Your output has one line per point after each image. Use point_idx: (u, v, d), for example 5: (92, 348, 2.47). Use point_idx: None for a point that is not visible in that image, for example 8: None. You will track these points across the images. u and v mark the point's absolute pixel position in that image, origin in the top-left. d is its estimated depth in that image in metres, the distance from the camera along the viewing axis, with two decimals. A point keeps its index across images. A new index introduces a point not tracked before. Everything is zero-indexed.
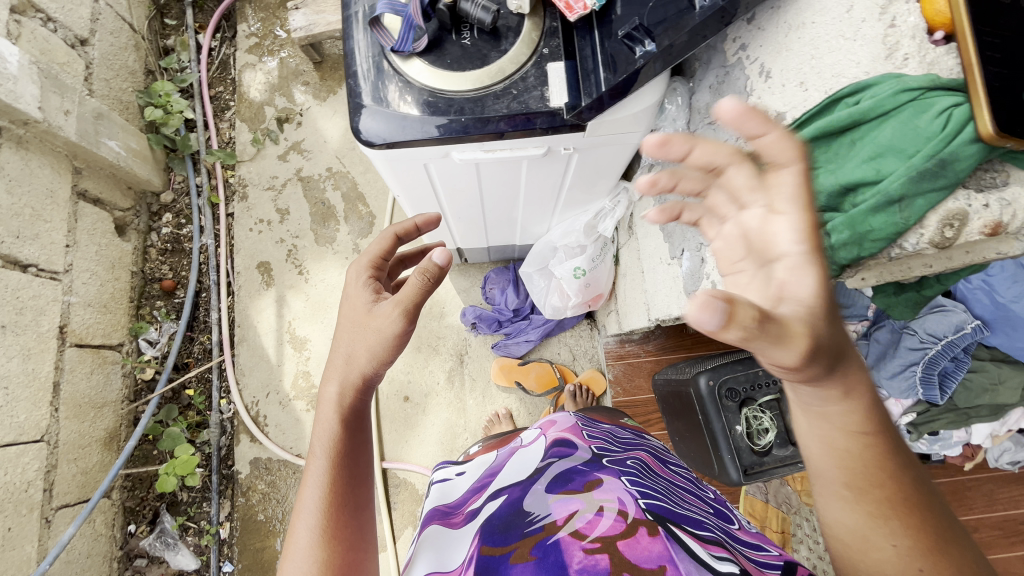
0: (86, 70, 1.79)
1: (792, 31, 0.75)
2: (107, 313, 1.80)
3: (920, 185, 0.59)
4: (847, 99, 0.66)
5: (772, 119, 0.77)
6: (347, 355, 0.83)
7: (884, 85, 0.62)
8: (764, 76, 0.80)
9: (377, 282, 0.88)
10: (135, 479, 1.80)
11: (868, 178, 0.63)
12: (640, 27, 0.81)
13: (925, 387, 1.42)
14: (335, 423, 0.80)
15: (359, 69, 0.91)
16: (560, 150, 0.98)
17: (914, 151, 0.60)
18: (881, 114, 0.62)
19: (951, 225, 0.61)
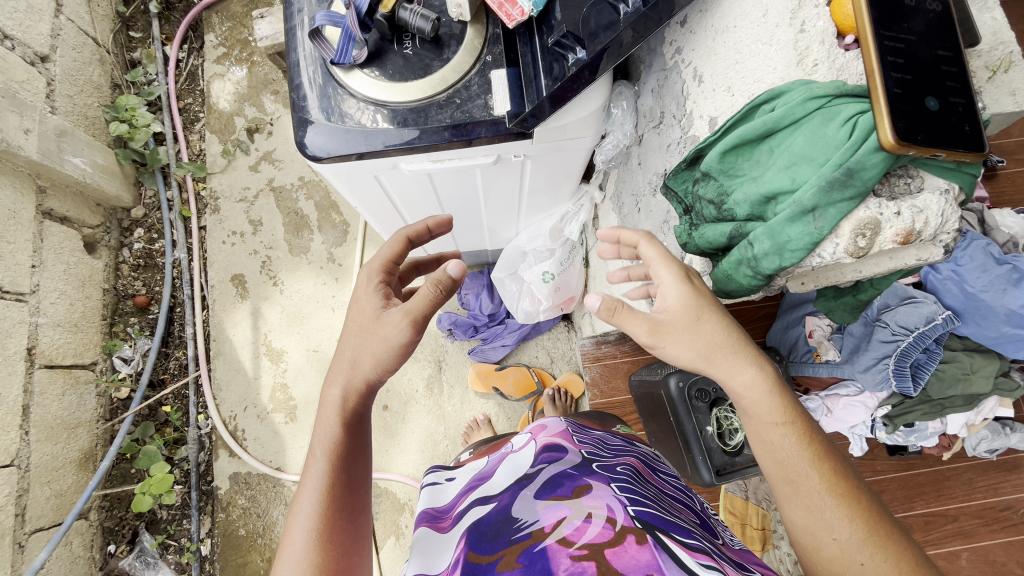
0: (48, 87, 1.76)
1: (718, 37, 0.74)
2: (78, 332, 1.78)
3: (830, 196, 0.59)
4: (765, 106, 0.65)
5: (704, 128, 0.77)
6: (353, 358, 0.81)
7: (794, 93, 0.62)
8: (697, 81, 0.79)
9: (387, 287, 0.85)
10: (112, 499, 1.79)
11: (785, 187, 0.63)
12: (568, 34, 0.79)
13: (898, 379, 1.40)
14: (336, 427, 0.79)
15: (302, 80, 0.89)
16: (510, 158, 0.97)
17: (824, 160, 0.60)
18: (794, 121, 0.62)
19: (864, 234, 0.62)
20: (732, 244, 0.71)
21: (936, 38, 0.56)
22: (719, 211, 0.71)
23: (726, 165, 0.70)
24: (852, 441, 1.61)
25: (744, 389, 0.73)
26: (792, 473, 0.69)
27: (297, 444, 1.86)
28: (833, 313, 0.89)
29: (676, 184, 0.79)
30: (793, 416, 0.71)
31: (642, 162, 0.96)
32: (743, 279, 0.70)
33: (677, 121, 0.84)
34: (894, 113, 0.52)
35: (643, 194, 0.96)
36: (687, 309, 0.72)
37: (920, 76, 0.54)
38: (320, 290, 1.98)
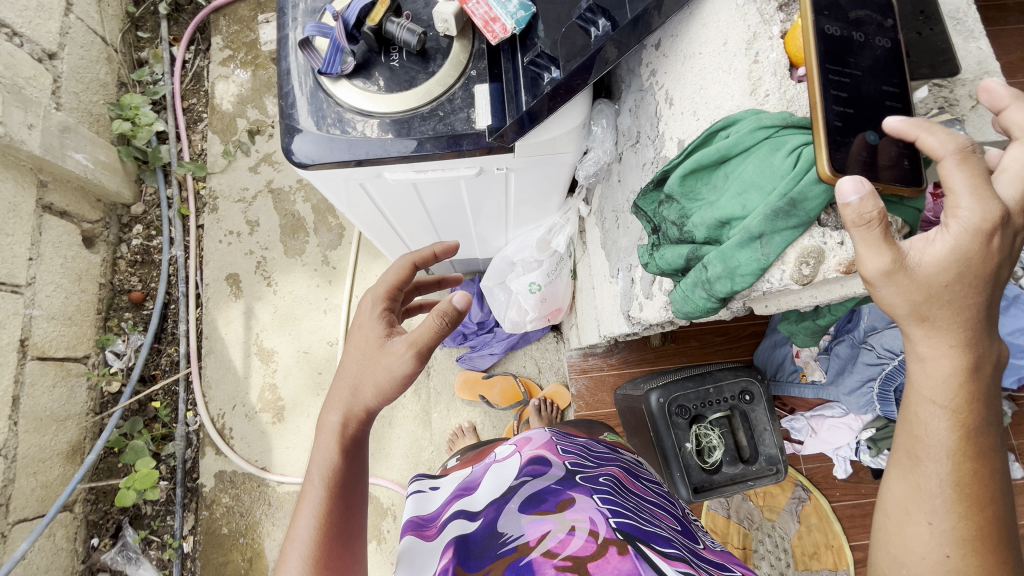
0: (54, 83, 1.80)
1: (687, 61, 0.76)
2: (72, 325, 1.80)
3: (775, 224, 0.60)
4: (721, 133, 0.66)
5: (674, 148, 0.78)
6: (353, 386, 0.85)
7: (744, 122, 0.63)
8: (667, 102, 0.80)
9: (390, 315, 0.91)
10: (98, 492, 1.80)
11: (736, 214, 0.64)
12: (542, 54, 0.81)
13: (882, 403, 1.40)
14: (335, 453, 0.83)
15: (292, 88, 0.91)
16: (492, 170, 0.98)
17: (771, 188, 0.61)
18: (744, 150, 0.63)
19: (806, 263, 0.62)
20: (689, 265, 0.71)
21: (883, 73, 0.58)
22: (681, 232, 0.72)
23: (686, 189, 0.71)
24: (836, 463, 1.59)
25: (916, 355, 0.60)
26: (918, 449, 0.61)
27: (283, 444, 1.87)
28: (795, 336, 0.96)
29: (646, 204, 0.80)
30: (967, 405, 0.58)
31: (622, 179, 0.97)
32: (699, 301, 0.70)
33: (650, 141, 0.85)
34: (832, 149, 0.54)
35: (622, 210, 0.96)
36: (948, 270, 0.54)
37: (864, 112, 0.56)
38: (313, 292, 2.00)
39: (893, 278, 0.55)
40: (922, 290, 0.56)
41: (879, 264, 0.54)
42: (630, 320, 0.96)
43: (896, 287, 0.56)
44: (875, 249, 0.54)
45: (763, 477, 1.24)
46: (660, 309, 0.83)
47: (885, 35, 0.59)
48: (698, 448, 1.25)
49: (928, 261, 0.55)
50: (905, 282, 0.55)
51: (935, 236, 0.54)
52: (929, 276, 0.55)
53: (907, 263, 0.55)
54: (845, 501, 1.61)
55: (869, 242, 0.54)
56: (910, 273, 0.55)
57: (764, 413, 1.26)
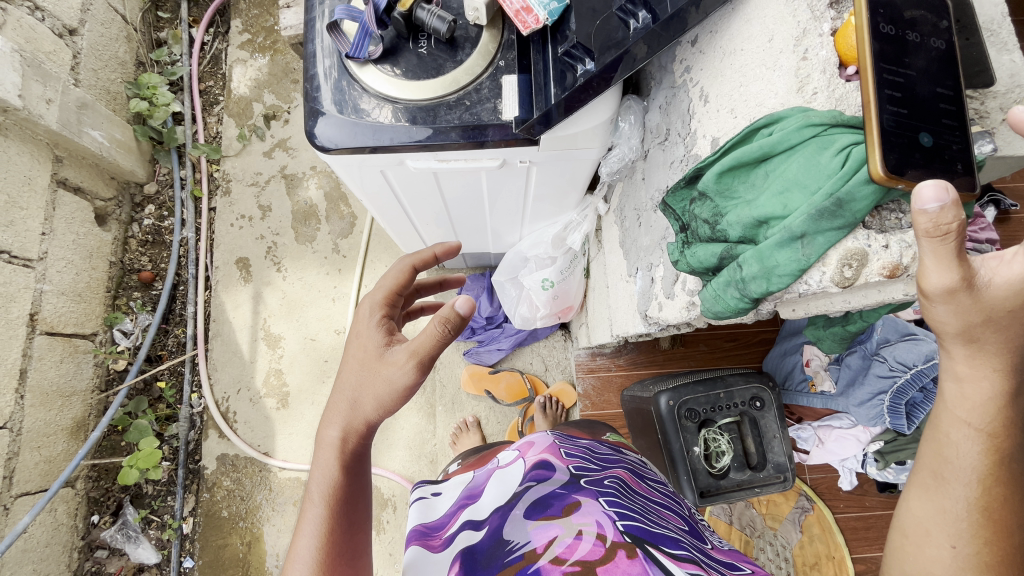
0: (73, 59, 1.79)
1: (726, 58, 0.74)
2: (81, 302, 1.80)
3: (818, 224, 0.59)
4: (764, 130, 0.66)
5: (706, 147, 0.77)
6: (353, 398, 0.87)
7: (790, 120, 0.62)
8: (702, 101, 0.79)
9: (389, 322, 0.92)
10: (100, 469, 1.80)
11: (776, 213, 0.63)
12: (578, 45, 0.80)
13: (891, 416, 1.39)
14: (335, 470, 0.85)
15: (318, 71, 0.91)
16: (515, 163, 0.97)
17: (816, 188, 0.60)
18: (788, 148, 0.62)
19: (850, 265, 0.62)
20: (722, 263, 0.70)
21: (935, 75, 0.57)
22: (713, 231, 0.72)
23: (722, 186, 0.70)
24: (842, 474, 1.58)
25: (953, 377, 0.64)
26: (946, 470, 0.65)
27: (287, 430, 1.87)
28: (822, 341, 0.97)
29: (675, 202, 0.79)
30: (999, 429, 0.62)
31: (646, 177, 0.96)
32: (730, 301, 0.70)
33: (681, 139, 0.84)
34: (886, 147, 0.52)
35: (646, 208, 0.95)
36: (1010, 296, 0.57)
37: (916, 113, 0.55)
38: (323, 280, 1.99)
39: (955, 296, 0.57)
40: (979, 311, 0.58)
41: (945, 281, 0.56)
42: (647, 320, 0.96)
43: (955, 304, 0.57)
44: (942, 266, 0.55)
45: (771, 484, 1.23)
46: (681, 309, 0.82)
47: (938, 37, 0.57)
48: (706, 453, 1.24)
49: (996, 282, 0.57)
50: (966, 300, 0.57)
51: (1010, 258, 0.56)
52: (990, 299, 0.57)
53: (977, 281, 0.56)
54: (849, 513, 1.61)
55: (937, 260, 0.55)
56: (975, 293, 0.57)
57: (773, 420, 1.25)
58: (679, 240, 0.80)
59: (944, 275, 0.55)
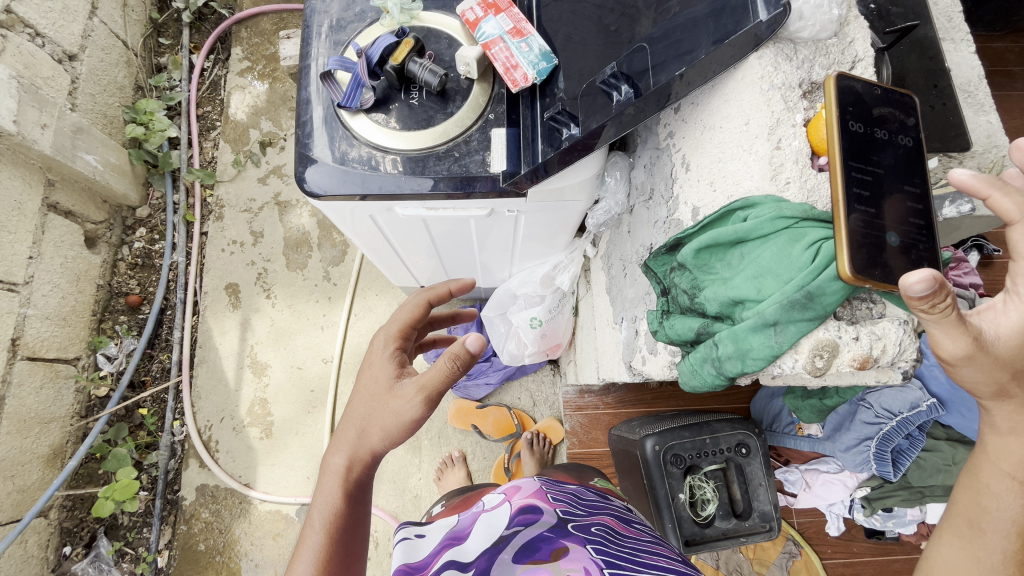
0: (71, 84, 1.81)
1: (706, 132, 0.77)
2: (66, 326, 1.78)
3: (791, 314, 0.61)
4: (739, 213, 0.68)
5: (687, 214, 0.79)
6: (361, 426, 0.86)
7: (765, 208, 0.65)
8: (684, 168, 0.81)
9: (402, 354, 0.92)
10: (75, 498, 1.75)
11: (750, 296, 0.65)
12: (563, 111, 0.82)
13: (878, 462, 1.38)
14: (338, 498, 0.84)
15: (310, 118, 0.92)
16: (503, 212, 0.98)
17: (788, 278, 0.62)
18: (762, 235, 0.64)
19: (820, 356, 0.65)
20: (699, 339, 0.71)
21: (903, 174, 0.60)
22: (691, 301, 0.72)
23: (700, 261, 0.71)
24: (828, 519, 1.57)
25: (1001, 428, 0.68)
26: (982, 521, 0.70)
27: (269, 461, 1.83)
28: (801, 410, 1.05)
29: (657, 265, 0.80)
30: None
31: (632, 231, 0.97)
32: (707, 377, 0.70)
33: (664, 202, 0.86)
34: (852, 250, 0.55)
35: (631, 262, 0.96)
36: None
37: (888, 213, 0.58)
38: (312, 308, 1.98)
39: (976, 355, 0.60)
40: (1001, 364, 0.61)
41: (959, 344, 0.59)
42: (631, 371, 0.96)
43: (979, 364, 0.60)
44: (953, 332, 0.58)
45: (756, 534, 1.22)
46: (664, 367, 0.83)
47: (906, 134, 0.61)
48: (691, 500, 1.23)
49: (1004, 332, 0.60)
50: (984, 358, 0.60)
51: (1006, 305, 0.60)
52: (1007, 347, 0.60)
53: (987, 339, 0.60)
54: (836, 559, 1.58)
55: (946, 328, 0.58)
56: (992, 348, 0.60)
57: (759, 468, 1.24)
58: (659, 310, 0.80)
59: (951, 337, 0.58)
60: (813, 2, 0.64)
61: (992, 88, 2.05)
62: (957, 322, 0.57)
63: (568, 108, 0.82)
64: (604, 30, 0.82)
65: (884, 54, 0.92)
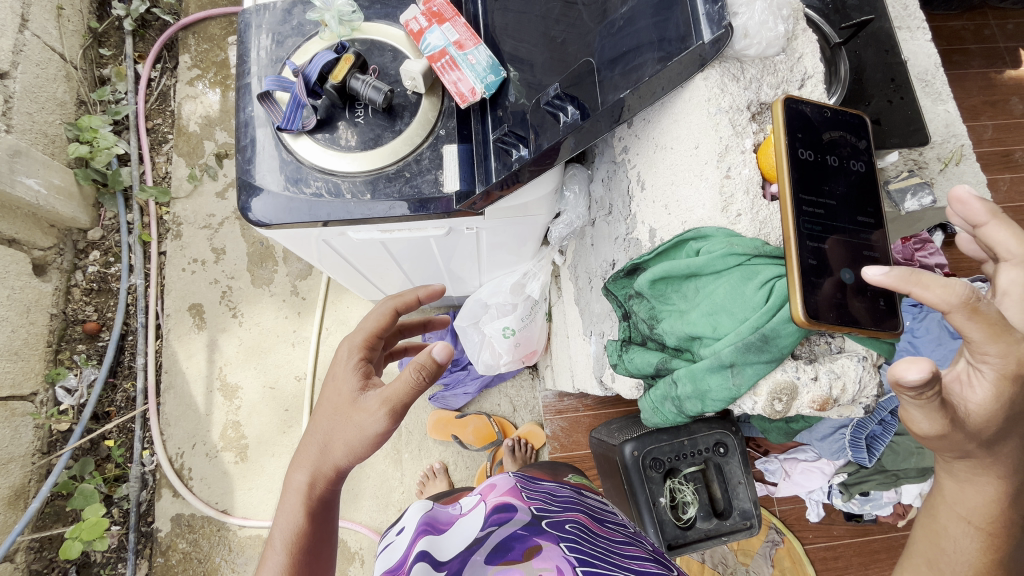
0: (4, 104, 1.70)
1: (660, 149, 0.77)
2: (18, 361, 1.69)
3: (747, 356, 0.63)
4: (692, 242, 0.70)
5: (647, 234, 0.80)
6: (323, 442, 0.82)
7: (716, 241, 0.66)
8: (641, 186, 0.82)
9: (367, 365, 0.86)
10: (43, 539, 1.68)
11: (707, 333, 0.66)
12: (511, 132, 0.79)
13: (853, 449, 1.38)
14: (300, 516, 0.80)
15: (252, 143, 0.87)
16: (461, 230, 0.95)
17: (742, 318, 0.64)
18: (715, 271, 0.66)
19: (779, 398, 0.67)
20: (657, 372, 0.74)
21: (855, 200, 0.62)
22: (652, 330, 0.74)
23: (657, 291, 0.73)
24: (809, 506, 1.60)
25: (958, 478, 0.69)
26: (940, 560, 0.71)
27: (246, 486, 1.78)
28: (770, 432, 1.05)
29: (616, 289, 0.80)
30: (998, 529, 0.67)
31: (595, 244, 0.97)
32: (669, 413, 0.73)
33: (623, 218, 0.87)
34: (806, 292, 0.56)
35: (596, 276, 0.95)
36: (993, 412, 0.60)
37: (842, 251, 0.59)
38: (281, 324, 1.93)
39: (950, 433, 0.61)
40: (972, 435, 0.62)
41: (930, 426, 0.60)
42: (603, 385, 0.98)
43: (952, 441, 0.62)
44: (926, 413, 0.59)
45: (738, 531, 1.21)
46: (630, 389, 0.87)
47: (857, 158, 0.62)
48: (672, 503, 1.23)
49: (972, 408, 0.61)
50: (957, 434, 0.61)
51: (973, 380, 0.60)
52: (979, 420, 0.61)
53: (959, 418, 0.61)
54: (818, 544, 1.61)
55: (917, 409, 0.59)
56: (964, 423, 0.61)
57: (738, 465, 1.24)
58: (620, 339, 0.82)
59: (920, 416, 0.60)
60: (757, 19, 0.65)
61: (949, 66, 2.06)
62: (926, 407, 0.58)
63: (515, 129, 0.79)
64: (551, 43, 0.78)
65: (841, 50, 0.91)
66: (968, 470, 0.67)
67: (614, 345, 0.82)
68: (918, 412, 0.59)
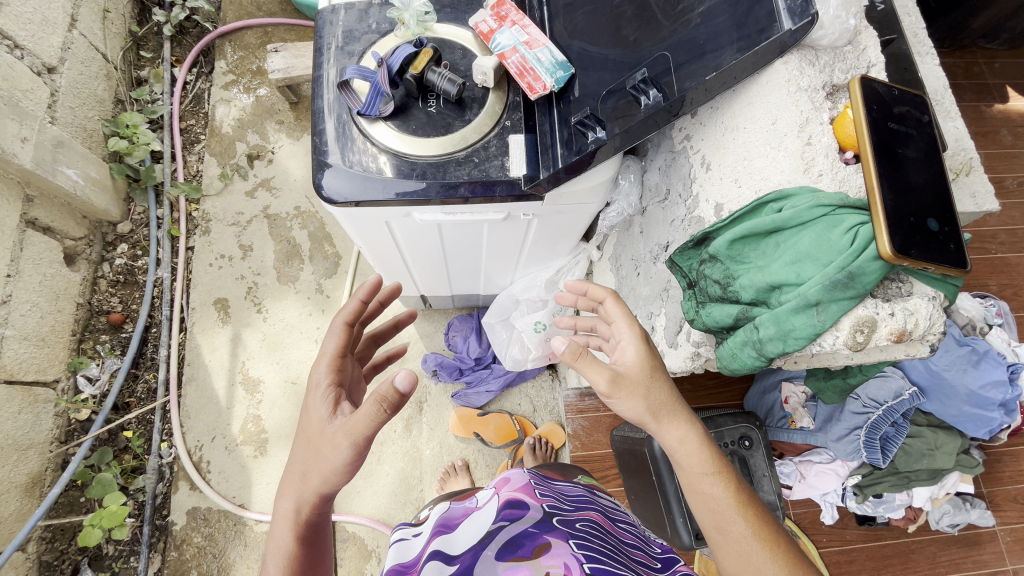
0: (51, 97, 1.76)
1: (728, 132, 0.85)
2: (45, 347, 1.70)
3: (833, 293, 0.69)
4: (771, 205, 0.77)
5: (709, 213, 0.87)
6: (302, 472, 0.83)
7: (801, 198, 0.73)
8: (705, 167, 0.90)
9: (337, 391, 0.85)
10: (55, 529, 1.66)
11: (790, 280, 0.73)
12: (590, 115, 0.86)
13: (868, 449, 1.45)
14: (291, 542, 0.82)
15: (325, 128, 0.93)
16: (519, 216, 1.01)
17: (827, 261, 0.70)
18: (800, 223, 0.73)
19: (862, 331, 0.72)
20: (736, 324, 0.80)
21: (926, 162, 0.69)
22: (724, 291, 0.81)
23: (733, 252, 0.80)
24: (823, 508, 1.62)
25: (676, 440, 0.84)
26: (721, 520, 0.81)
27: (263, 480, 1.78)
28: (824, 392, 1.09)
29: (681, 260, 0.89)
30: (723, 467, 0.84)
31: (644, 231, 1.07)
32: (747, 358, 0.79)
33: (682, 200, 0.95)
34: (891, 230, 0.63)
35: (643, 261, 1.08)
36: (640, 365, 0.84)
37: (919, 205, 0.67)
38: (305, 320, 1.96)
39: (649, 391, 0.83)
40: (637, 387, 0.83)
41: (603, 380, 0.81)
42: None
43: (629, 391, 0.82)
44: (596, 370, 0.81)
45: None
46: (684, 359, 0.95)
47: (922, 129, 0.71)
48: None
49: (630, 365, 0.84)
50: (627, 385, 0.82)
51: (626, 349, 0.85)
52: (638, 373, 0.83)
53: (623, 374, 0.82)
54: (831, 547, 1.65)
55: (591, 367, 0.81)
56: (627, 376, 0.82)
57: (762, 459, 1.29)
58: (693, 304, 0.88)
59: (600, 373, 0.81)
60: (831, 14, 0.73)
61: None
62: (596, 362, 0.82)
63: (595, 113, 0.86)
64: (622, 41, 0.86)
65: None
66: (669, 422, 0.84)
67: (687, 304, 0.89)
68: (597, 368, 0.81)
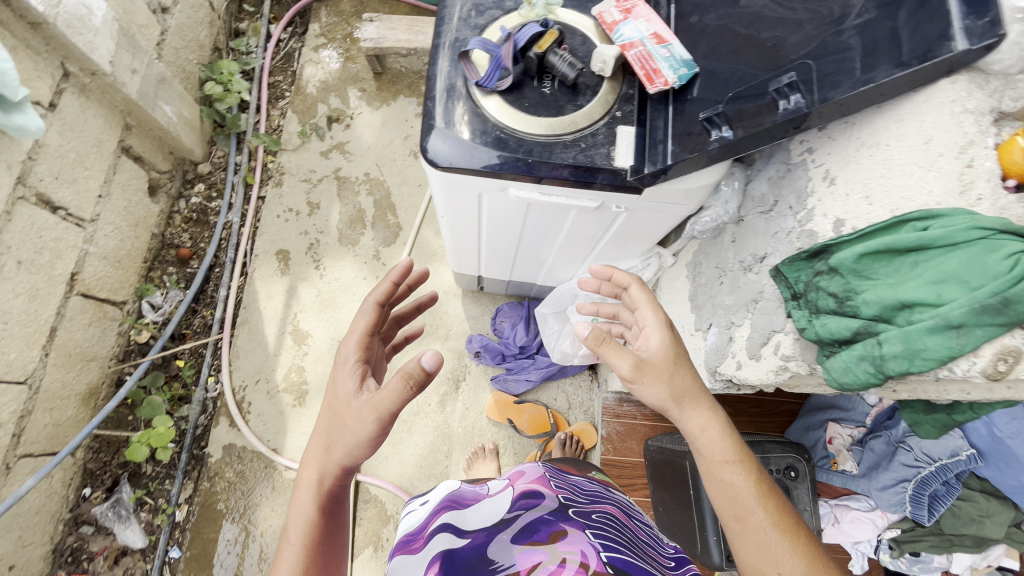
0: (160, 36, 1.85)
1: (863, 148, 0.85)
2: (119, 269, 1.80)
3: (981, 318, 0.66)
4: (917, 222, 0.74)
5: (821, 228, 0.88)
6: (326, 443, 0.85)
7: (956, 218, 0.69)
8: (827, 181, 0.89)
9: (364, 367, 0.87)
10: (103, 441, 1.75)
11: (929, 299, 0.71)
12: (719, 113, 0.85)
13: (913, 505, 1.40)
14: (313, 509, 0.84)
15: (438, 92, 0.95)
16: (611, 207, 1.02)
17: (978, 285, 0.67)
18: (951, 243, 0.69)
19: (1005, 360, 0.68)
20: (853, 338, 0.78)
21: None
22: (841, 304, 0.81)
23: (859, 266, 0.79)
24: (852, 558, 1.57)
25: (697, 427, 0.85)
26: (741, 511, 0.81)
27: (298, 430, 1.83)
28: (918, 425, 0.99)
29: (790, 271, 0.90)
30: (745, 456, 0.84)
31: (737, 241, 1.09)
32: (861, 374, 0.78)
33: (792, 213, 0.95)
34: None
35: (730, 271, 1.10)
36: (665, 351, 0.85)
37: None
38: (359, 283, 2.00)
39: (673, 377, 0.84)
40: (660, 373, 0.83)
41: (627, 366, 0.83)
42: (715, 374, 1.13)
43: (652, 377, 0.83)
44: (620, 355, 0.83)
45: None
46: (766, 372, 0.98)
47: None
48: None
49: (653, 352, 0.85)
50: (651, 371, 0.83)
51: (650, 336, 0.87)
52: (661, 359, 0.84)
53: (647, 360, 0.84)
54: None
55: (614, 352, 0.83)
56: (651, 362, 0.84)
57: (806, 493, 1.26)
58: (805, 314, 0.87)
59: (623, 358, 0.83)
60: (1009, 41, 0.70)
61: None
62: (619, 347, 0.83)
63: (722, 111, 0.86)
64: (762, 46, 0.84)
65: None
66: (691, 409, 0.85)
67: (795, 314, 0.89)
68: (620, 354, 0.83)
